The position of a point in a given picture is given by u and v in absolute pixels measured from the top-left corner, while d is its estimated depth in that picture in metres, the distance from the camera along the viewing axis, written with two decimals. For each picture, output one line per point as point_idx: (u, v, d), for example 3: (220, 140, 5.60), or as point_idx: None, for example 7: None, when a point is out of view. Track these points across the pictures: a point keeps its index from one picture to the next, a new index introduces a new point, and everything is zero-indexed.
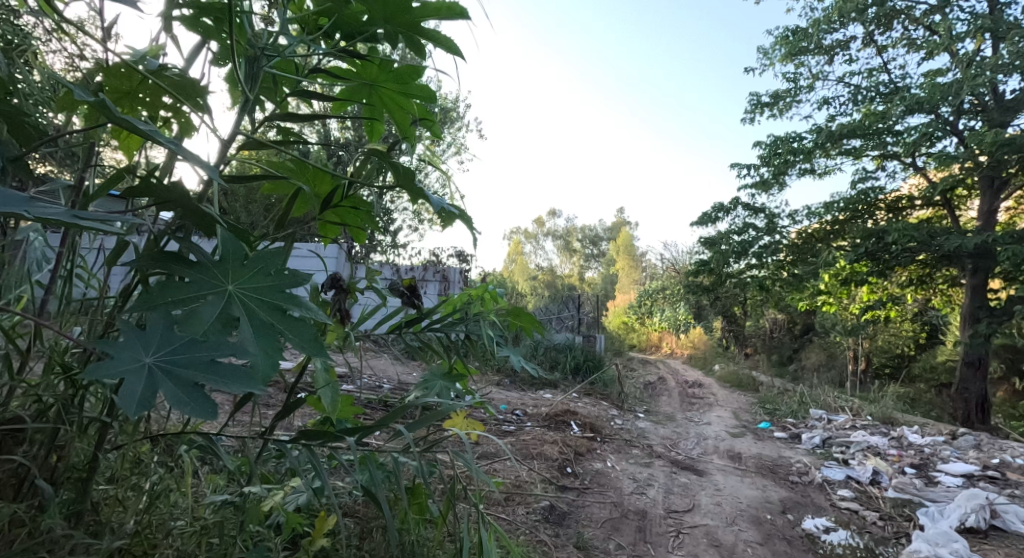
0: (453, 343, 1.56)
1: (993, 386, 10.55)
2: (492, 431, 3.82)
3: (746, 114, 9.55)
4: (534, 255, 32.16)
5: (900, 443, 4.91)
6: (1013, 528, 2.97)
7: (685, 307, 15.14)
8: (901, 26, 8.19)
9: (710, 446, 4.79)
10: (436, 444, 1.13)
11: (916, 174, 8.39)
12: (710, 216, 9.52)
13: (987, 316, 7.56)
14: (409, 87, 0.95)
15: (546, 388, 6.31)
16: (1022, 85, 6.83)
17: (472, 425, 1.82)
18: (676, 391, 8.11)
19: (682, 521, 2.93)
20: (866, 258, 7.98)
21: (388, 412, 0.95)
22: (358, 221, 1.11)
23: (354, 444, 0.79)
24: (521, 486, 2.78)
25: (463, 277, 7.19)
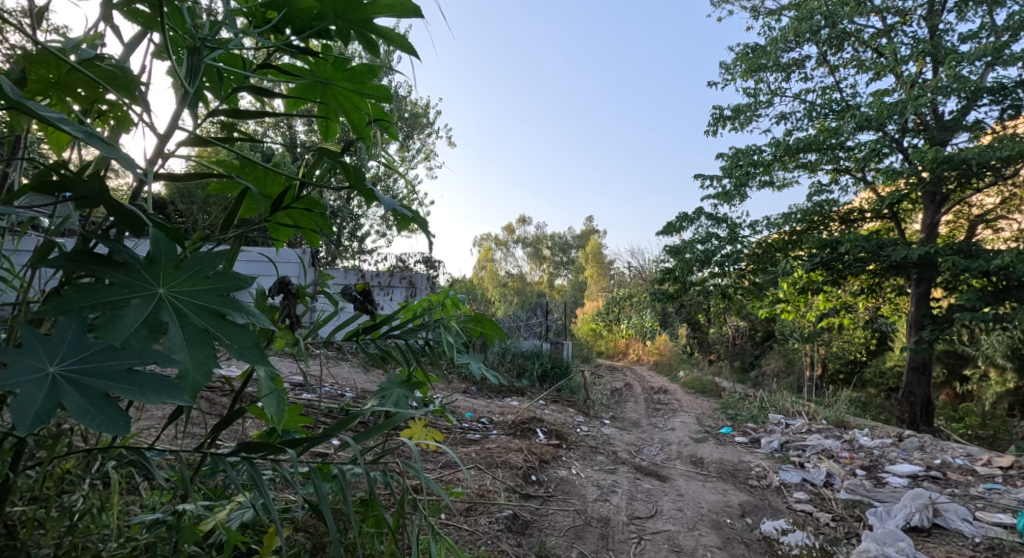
0: (412, 351, 1.52)
1: (936, 390, 11.13)
2: (456, 440, 3.77)
3: (709, 127, 9.85)
4: (503, 262, 32.25)
5: (852, 446, 5.11)
6: (953, 526, 3.11)
7: (651, 314, 15.38)
8: (851, 48, 8.64)
9: (673, 451, 4.87)
10: (389, 453, 1.09)
11: (866, 189, 8.80)
12: (675, 225, 9.74)
13: (930, 323, 7.97)
14: (362, 87, 0.92)
15: (513, 395, 6.31)
16: (959, 106, 7.27)
17: (432, 433, 1.84)
18: (642, 397, 8.23)
19: (644, 528, 2.95)
20: (822, 268, 8.34)
21: (338, 421, 0.92)
22: (310, 223, 1.07)
23: (296, 455, 0.75)
24: (485, 495, 2.75)
25: (431, 283, 7.11)
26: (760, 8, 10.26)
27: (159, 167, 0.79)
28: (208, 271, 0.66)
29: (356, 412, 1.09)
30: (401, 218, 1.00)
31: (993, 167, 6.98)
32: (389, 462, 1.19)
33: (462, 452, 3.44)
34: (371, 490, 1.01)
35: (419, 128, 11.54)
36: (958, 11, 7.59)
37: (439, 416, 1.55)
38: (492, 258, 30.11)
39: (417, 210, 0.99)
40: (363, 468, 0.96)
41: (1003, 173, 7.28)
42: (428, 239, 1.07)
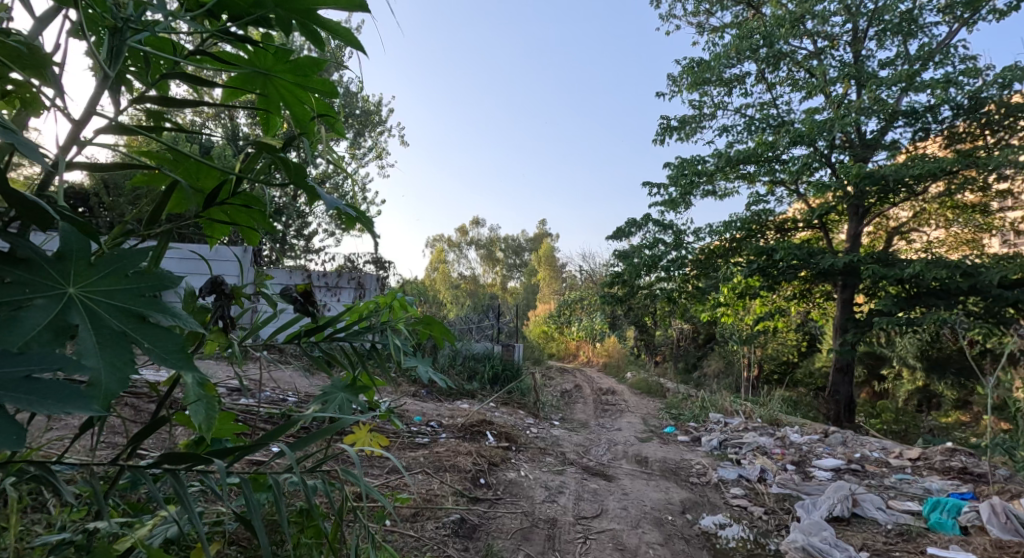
0: (357, 353, 1.47)
1: (858, 389, 11.98)
2: (404, 444, 3.70)
3: (657, 137, 10.19)
4: (456, 264, 32.11)
5: (784, 442, 5.40)
6: (869, 515, 3.34)
7: (600, 317, 15.70)
8: (787, 67, 9.17)
9: (619, 451, 4.98)
10: (327, 461, 1.05)
11: (799, 200, 9.35)
12: (624, 230, 10.00)
13: (853, 327, 8.56)
14: (306, 80, 0.88)
15: (463, 398, 6.28)
16: (880, 126, 7.86)
17: (377, 437, 1.81)
18: (590, 399, 8.37)
19: (590, 527, 3.00)
20: (759, 274, 8.79)
21: (275, 427, 0.88)
22: (247, 220, 1.02)
23: (225, 468, 0.71)
24: (432, 500, 2.71)
25: (380, 284, 6.96)
26: (705, 24, 10.73)
27: (74, 156, 0.72)
28: (127, 270, 0.61)
29: (295, 419, 1.05)
30: (345, 217, 0.97)
31: (907, 184, 7.60)
32: (330, 470, 1.15)
33: (411, 456, 3.38)
34: (308, 499, 0.97)
35: (371, 126, 11.31)
36: (878, 38, 8.23)
37: (385, 420, 1.52)
38: (444, 260, 29.89)
39: (363, 209, 0.96)
40: (299, 477, 0.93)
41: (916, 189, 7.94)
42: (374, 240, 1.04)
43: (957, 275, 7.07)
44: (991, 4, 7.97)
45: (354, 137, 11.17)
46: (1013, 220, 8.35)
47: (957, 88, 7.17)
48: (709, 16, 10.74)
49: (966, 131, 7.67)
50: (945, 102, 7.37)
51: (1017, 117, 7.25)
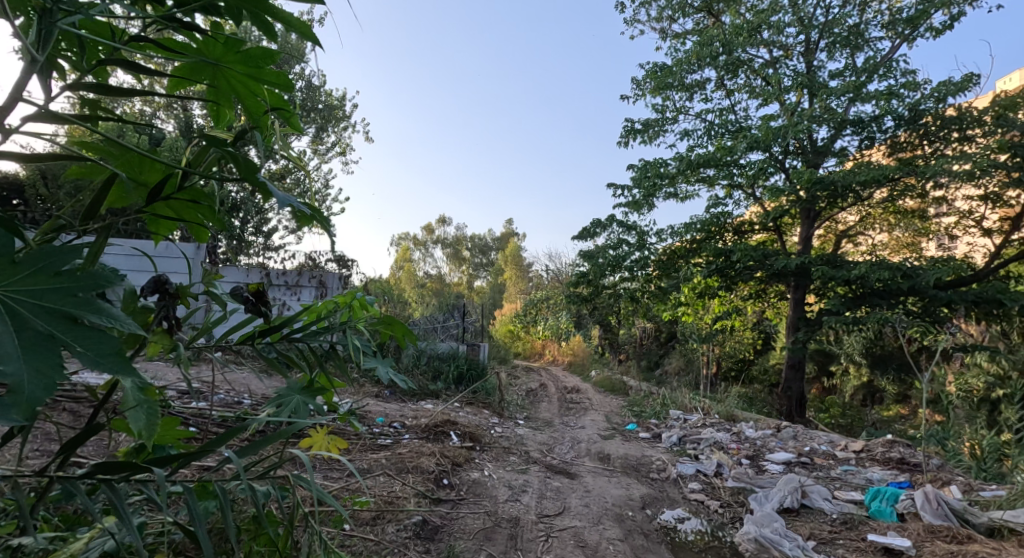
0: (315, 354, 1.43)
1: (809, 385, 12.53)
2: (365, 446, 3.64)
3: (621, 139, 10.37)
4: (421, 263, 31.84)
5: (739, 437, 5.59)
6: (816, 505, 3.50)
7: (565, 316, 15.87)
8: (745, 74, 9.49)
9: (582, 448, 5.04)
10: (276, 466, 1.02)
11: (755, 203, 9.68)
12: (589, 231, 10.13)
13: (804, 326, 8.95)
14: (259, 72, 0.85)
15: (427, 399, 6.23)
16: (831, 133, 8.23)
17: (336, 440, 1.77)
18: (555, 397, 8.45)
19: (552, 525, 3.02)
20: (717, 275, 9.06)
21: (222, 433, 0.84)
22: (197, 216, 0.98)
23: (163, 477, 0.68)
24: (393, 503, 2.67)
25: (342, 283, 6.81)
26: (667, 30, 10.98)
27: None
28: (58, 267, 0.58)
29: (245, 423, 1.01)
30: (300, 215, 0.94)
31: (854, 190, 7.99)
32: (281, 473, 1.13)
33: (372, 458, 3.32)
34: (255, 505, 0.94)
35: (334, 121, 11.07)
36: (828, 50, 8.61)
37: (343, 422, 1.49)
38: (410, 258, 29.57)
39: (319, 208, 0.94)
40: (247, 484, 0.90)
41: (862, 195, 8.35)
42: (330, 239, 1.01)
43: (899, 276, 7.48)
44: (930, 22, 8.46)
45: (316, 132, 10.91)
46: (948, 225, 8.89)
47: (899, 100, 7.59)
48: (671, 22, 11.01)
49: (907, 141, 8.13)
50: (888, 113, 7.78)
51: (952, 128, 7.72)
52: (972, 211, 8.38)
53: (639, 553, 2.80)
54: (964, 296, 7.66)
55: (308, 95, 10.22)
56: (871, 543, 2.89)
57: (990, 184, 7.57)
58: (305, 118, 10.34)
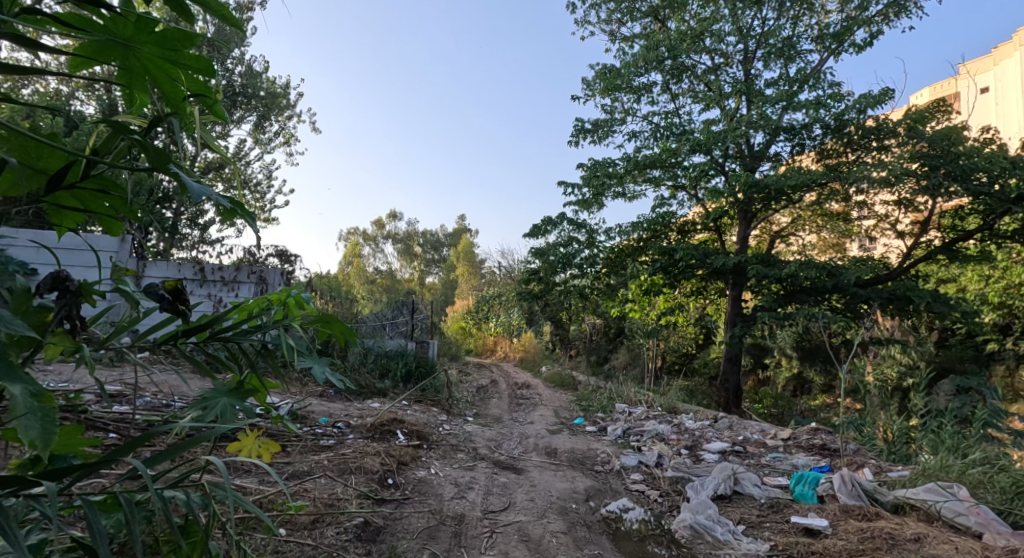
0: (246, 354, 1.36)
1: (745, 376, 13.23)
2: (307, 447, 3.52)
3: (572, 138, 10.54)
4: (371, 258, 31.20)
5: (679, 429, 5.83)
6: (747, 492, 3.70)
7: (517, 313, 16.01)
8: (689, 79, 9.86)
9: (530, 444, 5.09)
10: (190, 474, 0.98)
11: (698, 204, 10.07)
12: (541, 228, 10.24)
13: (740, 321, 9.44)
14: (177, 56, 0.81)
15: (374, 397, 6.12)
16: (766, 139, 8.70)
17: (267, 445, 1.75)
18: (505, 393, 8.49)
19: (496, 521, 3.03)
20: (662, 272, 9.39)
21: (127, 442, 0.78)
22: (107, 207, 0.92)
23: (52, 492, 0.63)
24: (333, 505, 2.60)
25: (286, 278, 6.45)
26: (617, 33, 11.23)
27: None
28: None
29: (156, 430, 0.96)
30: (222, 209, 0.91)
31: (787, 193, 8.48)
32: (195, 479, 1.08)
33: (313, 460, 3.22)
34: (167, 517, 0.89)
35: (277, 110, 10.62)
36: (764, 60, 9.08)
37: (274, 424, 1.44)
38: (358, 254, 28.90)
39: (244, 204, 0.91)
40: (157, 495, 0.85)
41: (793, 198, 8.87)
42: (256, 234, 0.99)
43: (824, 275, 8.02)
44: (854, 38, 9.09)
45: (257, 120, 10.43)
46: (868, 228, 9.61)
47: (827, 110, 8.12)
48: (620, 25, 11.28)
49: (833, 148, 8.71)
50: (816, 122, 8.31)
51: (872, 138, 8.34)
52: (888, 216, 9.09)
53: (580, 545, 2.86)
54: (880, 294, 8.30)
55: (248, 81, 9.75)
56: (794, 525, 3.08)
57: (903, 191, 8.22)
58: (245, 105, 9.86)
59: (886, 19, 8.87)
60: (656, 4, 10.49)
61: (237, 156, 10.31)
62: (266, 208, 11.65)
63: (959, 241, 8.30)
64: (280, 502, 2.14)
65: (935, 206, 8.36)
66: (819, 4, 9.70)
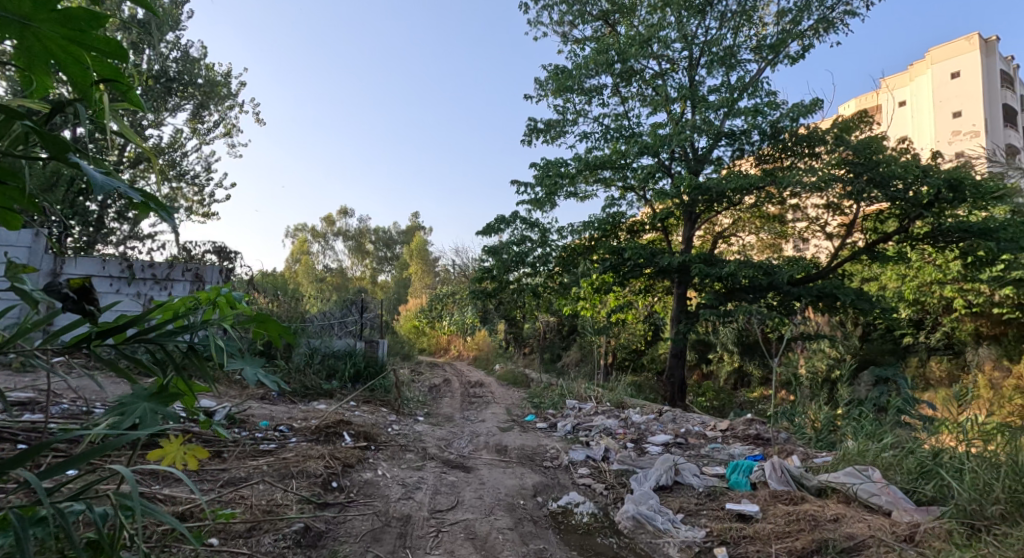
0: (172, 355, 1.29)
1: (690, 371, 13.78)
2: (245, 452, 3.38)
3: (525, 137, 10.62)
4: (319, 256, 30.25)
5: (626, 423, 6.00)
6: (686, 481, 3.85)
7: (471, 311, 15.98)
8: (638, 83, 10.12)
9: (481, 442, 5.08)
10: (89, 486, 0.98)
11: (646, 205, 10.36)
12: (494, 227, 10.25)
13: (685, 318, 9.80)
14: (85, 38, 0.77)
15: (320, 398, 5.95)
16: (708, 144, 9.08)
17: (192, 450, 1.68)
18: (458, 392, 8.45)
19: (443, 520, 3.02)
20: (611, 271, 9.64)
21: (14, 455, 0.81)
22: (5, 199, 0.85)
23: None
24: (272, 511, 2.50)
25: (225, 275, 6.13)
26: (568, 35, 11.39)
27: None
28: None
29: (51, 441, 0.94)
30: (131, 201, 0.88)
31: (728, 196, 8.89)
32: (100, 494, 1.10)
33: (251, 466, 3.09)
34: (67, 530, 0.89)
35: (217, 99, 10.08)
36: (708, 67, 9.46)
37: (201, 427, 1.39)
38: (306, 251, 27.97)
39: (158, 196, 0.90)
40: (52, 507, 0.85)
41: (734, 201, 9.29)
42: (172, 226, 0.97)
43: (760, 274, 8.46)
44: (788, 50, 9.62)
45: (195, 109, 9.88)
46: (801, 230, 10.21)
47: (763, 117, 8.57)
48: (572, 27, 11.44)
49: (769, 154, 9.20)
50: (754, 129, 8.75)
51: (803, 145, 8.87)
52: (818, 218, 9.69)
53: (526, 540, 2.89)
54: (810, 292, 8.84)
55: (184, 67, 9.21)
56: (728, 511, 3.24)
57: (830, 195, 8.78)
58: (181, 93, 9.32)
59: (817, 33, 9.45)
60: (606, 9, 10.71)
61: (173, 147, 9.74)
62: (205, 202, 11.07)
63: (880, 242, 8.97)
64: (206, 511, 2.05)
65: (859, 210, 8.97)
66: (757, 16, 10.22)
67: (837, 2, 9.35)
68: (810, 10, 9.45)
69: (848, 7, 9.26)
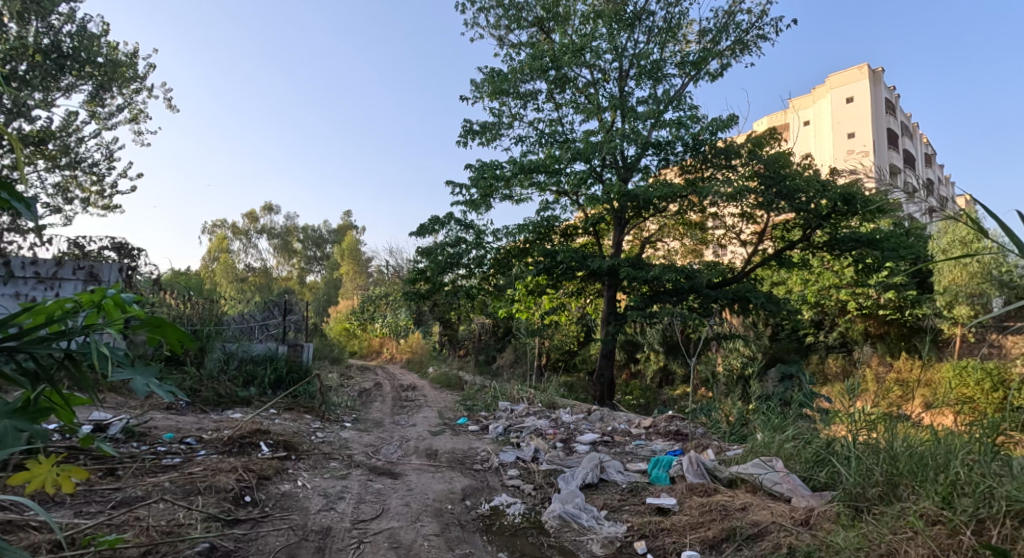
0: (44, 369, 1.20)
1: (619, 370, 14.30)
2: (146, 469, 3.11)
3: (460, 139, 10.61)
4: (241, 254, 28.45)
5: (556, 423, 6.09)
6: (611, 478, 3.97)
7: (404, 313, 15.68)
8: (571, 90, 10.38)
9: (410, 447, 4.97)
10: None
11: (579, 209, 10.62)
12: (428, 228, 10.10)
13: (614, 320, 10.12)
14: None
15: (236, 407, 5.58)
16: (636, 153, 9.46)
17: (65, 472, 1.52)
18: (389, 396, 8.22)
19: (366, 530, 2.91)
20: (545, 274, 9.74)
21: None
22: None
23: None
24: (171, 532, 2.30)
25: (124, 274, 5.62)
26: (504, 38, 11.46)
27: None
28: None
29: None
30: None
31: (654, 204, 9.28)
32: None
33: (150, 483, 2.83)
34: None
35: (121, 81, 9.21)
36: (636, 79, 9.89)
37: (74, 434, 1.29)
38: (226, 249, 26.23)
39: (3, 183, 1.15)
40: None
41: (660, 208, 9.72)
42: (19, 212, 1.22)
43: (682, 278, 8.91)
44: (709, 67, 10.23)
45: (93, 91, 8.97)
46: (719, 236, 10.88)
47: (686, 130, 9.05)
48: (508, 32, 11.55)
49: (692, 165, 9.76)
50: (677, 140, 9.22)
51: (722, 157, 9.45)
52: (734, 226, 10.38)
53: (452, 546, 2.85)
54: (726, 295, 9.45)
55: (80, 43, 8.31)
56: (648, 505, 3.37)
57: (745, 206, 9.41)
58: (77, 72, 8.42)
59: (733, 54, 10.11)
60: (541, 16, 10.92)
61: (66, 131, 8.77)
62: (105, 193, 10.08)
63: (786, 250, 9.73)
64: (86, 540, 1.84)
65: (769, 219, 9.69)
66: (682, 34, 10.79)
67: (751, 26, 10.06)
68: (728, 31, 10.12)
69: (761, 31, 9.99)
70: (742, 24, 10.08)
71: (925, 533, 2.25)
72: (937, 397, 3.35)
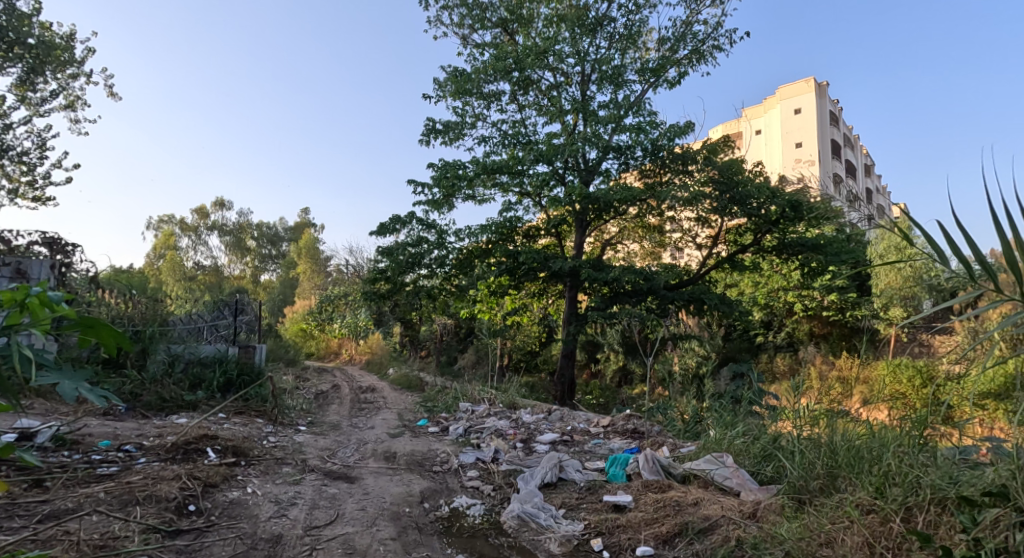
0: None
1: (579, 370, 14.49)
2: (78, 478, 2.92)
3: (423, 137, 10.49)
4: (190, 252, 27.21)
5: (516, 424, 6.11)
6: (569, 477, 4.00)
7: (364, 313, 15.39)
8: (534, 92, 10.43)
9: (368, 450, 4.87)
10: None
11: (542, 211, 10.68)
12: (388, 227, 9.94)
13: (574, 320, 10.22)
14: None
15: (181, 412, 5.32)
16: (597, 156, 9.59)
17: None
18: (347, 398, 8.03)
19: (319, 536, 2.83)
20: (506, 274, 9.73)
21: None
22: None
23: None
24: (104, 546, 2.17)
25: (54, 270, 5.30)
26: (467, 38, 11.41)
27: None
28: None
29: None
30: None
31: (614, 206, 9.44)
32: None
33: (82, 494, 2.66)
34: None
35: (55, 65, 8.63)
36: (598, 83, 10.04)
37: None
38: (174, 246, 25.05)
39: None
40: None
41: (620, 211, 9.90)
42: None
43: (641, 280, 9.10)
44: (667, 75, 10.47)
45: (22, 74, 8.37)
46: (676, 240, 11.18)
47: (645, 135, 9.25)
48: (471, 31, 11.49)
49: (651, 170, 9.97)
50: (637, 145, 9.40)
51: (679, 162, 9.72)
52: (690, 230, 10.71)
53: (409, 549, 2.81)
54: (683, 296, 9.70)
55: (9, 22, 7.72)
56: (605, 503, 3.43)
57: (701, 210, 9.71)
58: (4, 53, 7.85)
59: (691, 63, 10.40)
60: (505, 17, 10.94)
61: None
62: (36, 184, 9.43)
63: (739, 253, 10.08)
64: None
65: (723, 224, 10.02)
66: (642, 41, 11.04)
67: (707, 37, 10.38)
68: (686, 41, 10.43)
69: (717, 42, 10.33)
70: (699, 34, 10.38)
71: (860, 522, 2.37)
72: (874, 394, 3.54)
